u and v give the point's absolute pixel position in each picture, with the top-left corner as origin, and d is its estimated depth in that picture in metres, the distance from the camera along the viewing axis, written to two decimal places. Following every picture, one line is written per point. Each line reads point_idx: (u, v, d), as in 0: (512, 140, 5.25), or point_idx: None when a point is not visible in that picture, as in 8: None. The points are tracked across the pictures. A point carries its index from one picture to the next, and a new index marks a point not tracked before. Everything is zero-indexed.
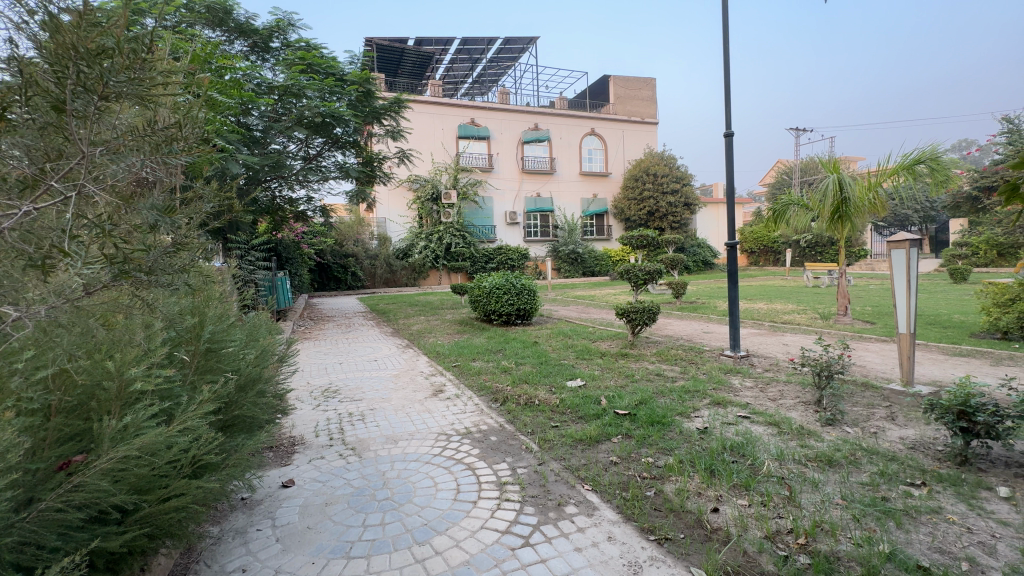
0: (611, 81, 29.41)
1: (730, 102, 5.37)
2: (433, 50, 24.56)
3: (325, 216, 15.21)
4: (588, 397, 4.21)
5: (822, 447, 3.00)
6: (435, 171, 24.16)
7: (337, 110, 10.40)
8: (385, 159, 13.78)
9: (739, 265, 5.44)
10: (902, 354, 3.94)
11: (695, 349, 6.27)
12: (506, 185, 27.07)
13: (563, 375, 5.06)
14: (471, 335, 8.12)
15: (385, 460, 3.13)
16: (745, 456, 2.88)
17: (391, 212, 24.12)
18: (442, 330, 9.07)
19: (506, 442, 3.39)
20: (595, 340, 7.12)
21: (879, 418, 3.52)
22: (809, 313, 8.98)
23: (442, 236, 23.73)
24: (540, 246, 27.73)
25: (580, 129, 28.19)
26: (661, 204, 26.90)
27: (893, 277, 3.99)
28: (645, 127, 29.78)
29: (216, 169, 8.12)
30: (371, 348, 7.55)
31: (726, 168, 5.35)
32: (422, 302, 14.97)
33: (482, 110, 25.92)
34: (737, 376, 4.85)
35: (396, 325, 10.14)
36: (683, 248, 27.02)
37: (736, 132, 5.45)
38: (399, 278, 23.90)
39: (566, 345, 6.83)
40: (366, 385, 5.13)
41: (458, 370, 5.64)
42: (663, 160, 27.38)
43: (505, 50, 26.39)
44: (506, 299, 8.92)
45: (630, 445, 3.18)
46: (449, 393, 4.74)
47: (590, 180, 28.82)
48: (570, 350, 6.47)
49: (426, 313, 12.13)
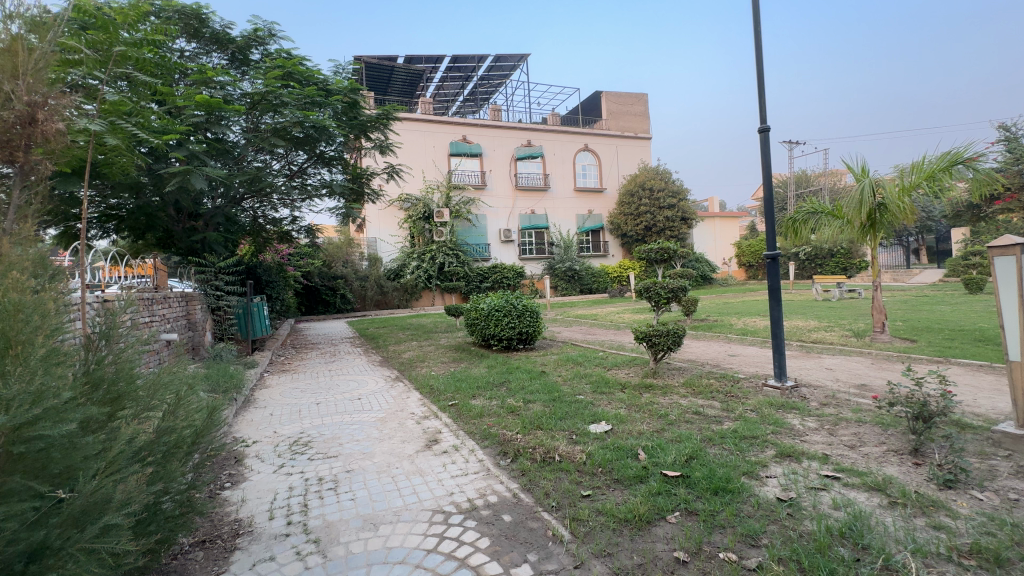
0: (603, 97, 29.23)
1: (764, 94, 4.67)
2: (423, 68, 24.18)
3: (311, 236, 14.39)
4: (622, 450, 3.34)
5: (967, 530, 2.17)
6: (426, 189, 23.53)
7: (318, 120, 9.58)
8: (373, 175, 13.04)
9: (782, 279, 4.66)
10: (1016, 389, 3.13)
11: (730, 377, 5.44)
12: (499, 202, 26.47)
13: (583, 417, 4.19)
14: (469, 364, 7.24)
15: (360, 562, 2.24)
16: (870, 550, 2.04)
17: (381, 232, 23.45)
18: (435, 358, 8.20)
19: (523, 525, 2.51)
20: (610, 368, 6.26)
21: (1008, 476, 2.72)
22: (839, 331, 8.22)
23: (434, 255, 22.96)
24: (536, 264, 27.05)
25: (573, 145, 27.85)
26: (658, 219, 26.40)
27: (998, 291, 3.21)
28: (639, 142, 29.51)
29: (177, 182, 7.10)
30: (355, 382, 6.61)
31: (764, 167, 4.62)
32: (415, 325, 14.09)
33: (474, 127, 25.48)
34: (794, 415, 4.02)
35: (386, 353, 9.25)
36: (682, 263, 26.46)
37: (772, 127, 4.75)
38: (390, 300, 23.07)
39: (578, 375, 5.98)
40: (344, 435, 4.21)
41: (456, 412, 4.74)
42: (658, 175, 27.00)
43: (495, 67, 26.17)
44: (507, 322, 8.11)
45: (697, 530, 2.32)
46: (444, 444, 3.83)
47: (585, 195, 28.33)
48: (584, 382, 5.61)
49: (418, 338, 11.25)
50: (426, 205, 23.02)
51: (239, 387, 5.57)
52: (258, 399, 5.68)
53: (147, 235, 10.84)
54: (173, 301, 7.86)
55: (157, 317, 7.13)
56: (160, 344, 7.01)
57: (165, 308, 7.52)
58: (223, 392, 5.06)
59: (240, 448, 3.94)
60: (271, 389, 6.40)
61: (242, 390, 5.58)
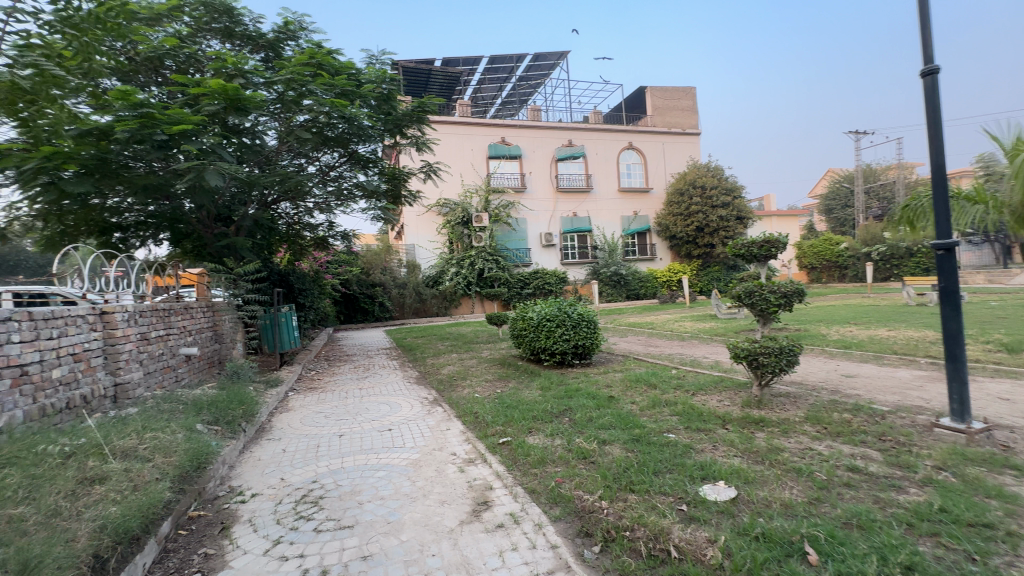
0: (648, 92, 27.76)
1: (930, 22, 3.37)
2: (460, 70, 23.63)
3: (349, 242, 13.85)
4: (779, 544, 2.16)
5: None
6: (464, 194, 22.88)
7: (349, 112, 8.73)
8: (410, 175, 12.21)
9: (961, 278, 3.34)
10: None
11: (868, 410, 4.11)
12: (540, 205, 25.44)
13: (689, 473, 3.02)
14: (519, 384, 6.18)
15: None
16: None
17: (420, 238, 22.97)
18: (479, 374, 7.22)
19: None
20: (695, 395, 5.03)
21: None
22: (977, 345, 6.59)
23: (473, 261, 22.23)
24: (578, 269, 25.81)
25: (617, 143, 26.50)
26: (711, 219, 24.61)
27: None
28: (687, 138, 27.79)
29: (189, 183, 6.09)
30: (386, 406, 5.65)
31: (933, 122, 3.33)
32: (455, 335, 13.23)
33: (513, 127, 24.65)
34: (1017, 480, 2.69)
35: (424, 368, 8.33)
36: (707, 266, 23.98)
37: (940, 69, 3.44)
38: (429, 307, 22.44)
39: (657, 402, 4.79)
40: (366, 488, 3.21)
41: (510, 455, 3.66)
42: (710, 172, 25.21)
43: (534, 67, 25.38)
44: (560, 334, 7.00)
45: None
46: (498, 512, 2.75)
47: (629, 196, 26.88)
48: (669, 414, 4.42)
49: (458, 349, 10.32)
50: (464, 210, 22.37)
51: (253, 413, 4.74)
52: (274, 428, 4.85)
53: (183, 241, 10.57)
54: (196, 311, 7.26)
55: (178, 329, 6.53)
56: (179, 359, 6.42)
57: (188, 319, 6.91)
58: (229, 422, 4.21)
59: (234, 507, 3.04)
60: (292, 413, 5.58)
61: (256, 416, 4.75)
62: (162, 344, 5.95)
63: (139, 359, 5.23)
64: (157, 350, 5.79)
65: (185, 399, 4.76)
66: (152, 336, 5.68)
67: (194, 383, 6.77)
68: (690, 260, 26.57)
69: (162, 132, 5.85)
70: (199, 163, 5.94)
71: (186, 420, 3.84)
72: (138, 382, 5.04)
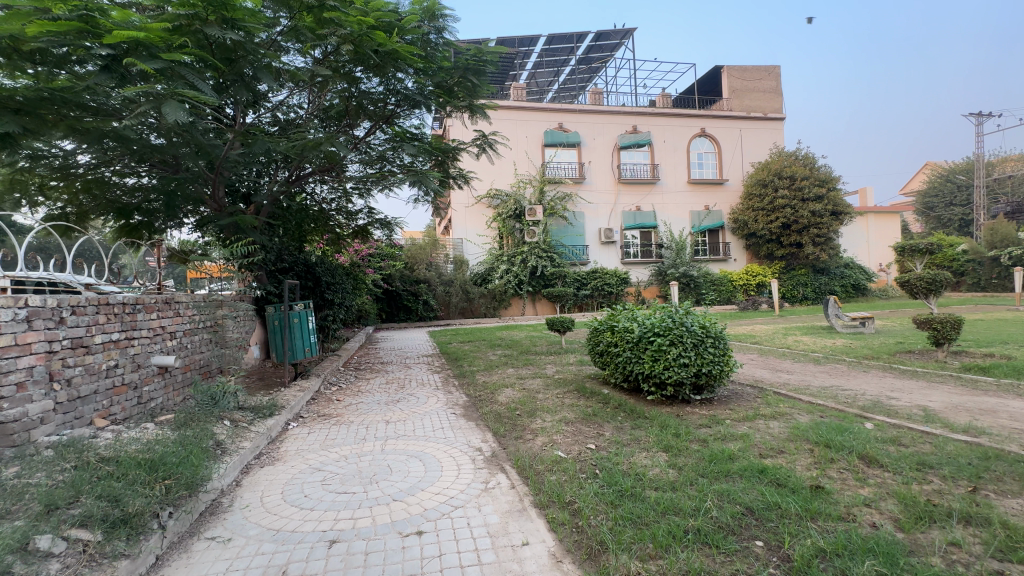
0: (724, 72, 24.64)
1: None
2: (516, 51, 21.63)
3: (391, 234, 12.06)
4: None
5: None
6: (518, 184, 20.98)
7: (388, 50, 6.55)
8: (461, 149, 10.13)
9: None
10: None
11: None
12: (600, 198, 23.01)
13: None
14: (624, 436, 4.00)
15: None
16: None
17: (468, 232, 21.25)
18: (553, 407, 5.07)
19: None
20: (991, 499, 2.63)
21: None
22: None
23: (526, 258, 20.34)
24: (641, 269, 23.24)
25: (688, 129, 23.62)
26: (801, 214, 21.29)
27: None
28: (769, 123, 24.45)
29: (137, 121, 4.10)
30: (417, 466, 3.58)
31: None
32: (509, 341, 11.20)
33: (573, 113, 22.35)
34: None
35: (476, 389, 6.31)
36: (700, 278, 21.92)
37: None
38: (476, 307, 20.52)
39: (932, 516, 2.47)
40: None
41: None
42: (799, 161, 21.89)
43: (595, 47, 23.06)
44: (675, 357, 4.72)
45: None
46: None
47: (701, 188, 23.90)
48: (998, 562, 2.07)
49: (515, 362, 8.23)
50: (516, 203, 20.49)
51: (198, 481, 2.82)
52: (231, 511, 2.87)
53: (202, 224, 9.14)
54: (186, 307, 5.56)
55: (149, 330, 4.80)
56: (148, 372, 4.72)
57: (169, 317, 5.21)
58: (126, 517, 2.29)
59: None
60: (278, 469, 3.61)
61: (202, 485, 2.83)
62: (115, 352, 4.24)
63: (58, 378, 3.51)
64: (101, 364, 4.05)
65: (95, 447, 2.94)
66: (94, 342, 3.95)
67: (173, 403, 5.08)
68: (771, 261, 23.33)
69: (107, 47, 3.99)
70: (148, 86, 3.93)
71: (17, 531, 1.93)
72: (43, 417, 3.30)
